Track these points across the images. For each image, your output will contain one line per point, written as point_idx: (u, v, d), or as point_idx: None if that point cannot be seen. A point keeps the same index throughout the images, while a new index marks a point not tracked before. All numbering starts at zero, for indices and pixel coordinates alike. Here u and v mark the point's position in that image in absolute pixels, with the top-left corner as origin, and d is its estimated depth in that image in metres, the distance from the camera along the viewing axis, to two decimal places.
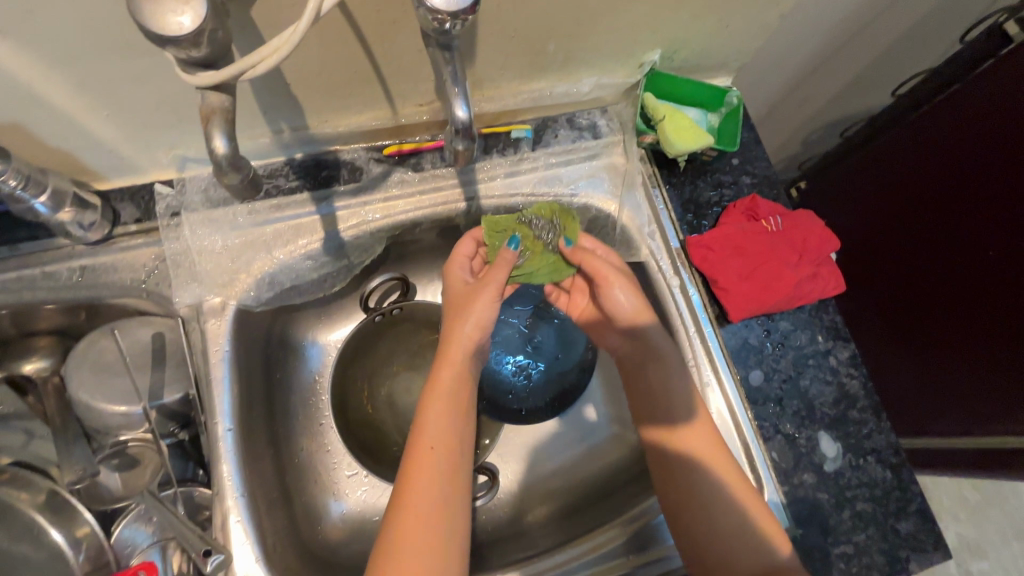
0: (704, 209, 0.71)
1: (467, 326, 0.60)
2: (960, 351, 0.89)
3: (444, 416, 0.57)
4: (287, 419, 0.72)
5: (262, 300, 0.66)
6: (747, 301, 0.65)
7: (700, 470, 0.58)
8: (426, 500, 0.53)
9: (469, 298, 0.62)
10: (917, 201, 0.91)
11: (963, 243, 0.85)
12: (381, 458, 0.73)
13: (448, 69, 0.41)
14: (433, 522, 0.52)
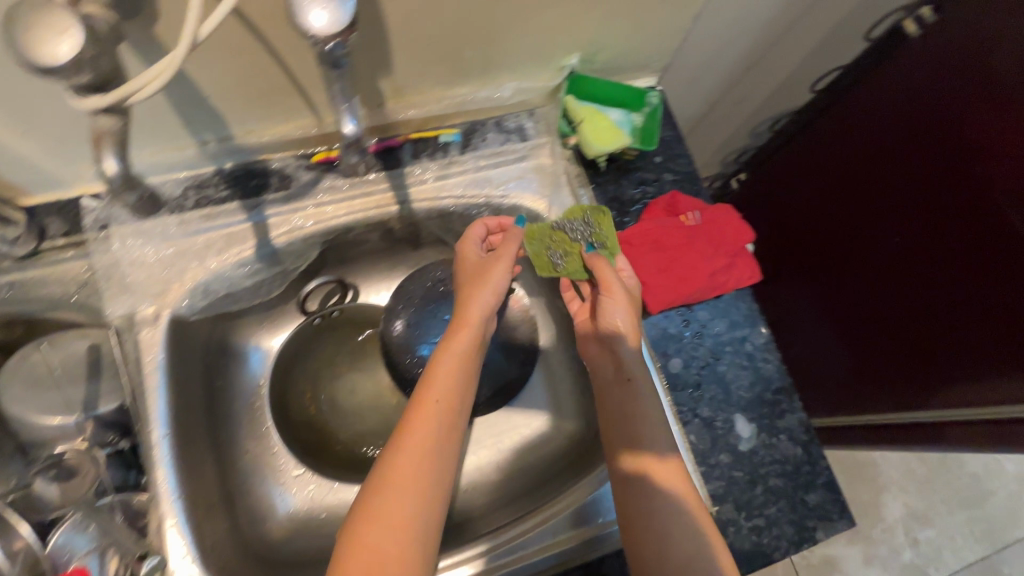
0: (627, 207, 0.75)
1: (482, 297, 0.65)
2: (898, 334, 0.91)
3: (454, 365, 0.62)
4: (229, 423, 0.74)
5: (197, 308, 0.67)
6: (665, 292, 0.69)
7: (654, 482, 0.58)
8: (425, 440, 0.56)
9: (479, 274, 0.66)
10: (860, 181, 0.92)
11: (903, 221, 0.86)
12: (323, 457, 0.76)
13: (338, 85, 0.43)
14: (427, 463, 0.55)
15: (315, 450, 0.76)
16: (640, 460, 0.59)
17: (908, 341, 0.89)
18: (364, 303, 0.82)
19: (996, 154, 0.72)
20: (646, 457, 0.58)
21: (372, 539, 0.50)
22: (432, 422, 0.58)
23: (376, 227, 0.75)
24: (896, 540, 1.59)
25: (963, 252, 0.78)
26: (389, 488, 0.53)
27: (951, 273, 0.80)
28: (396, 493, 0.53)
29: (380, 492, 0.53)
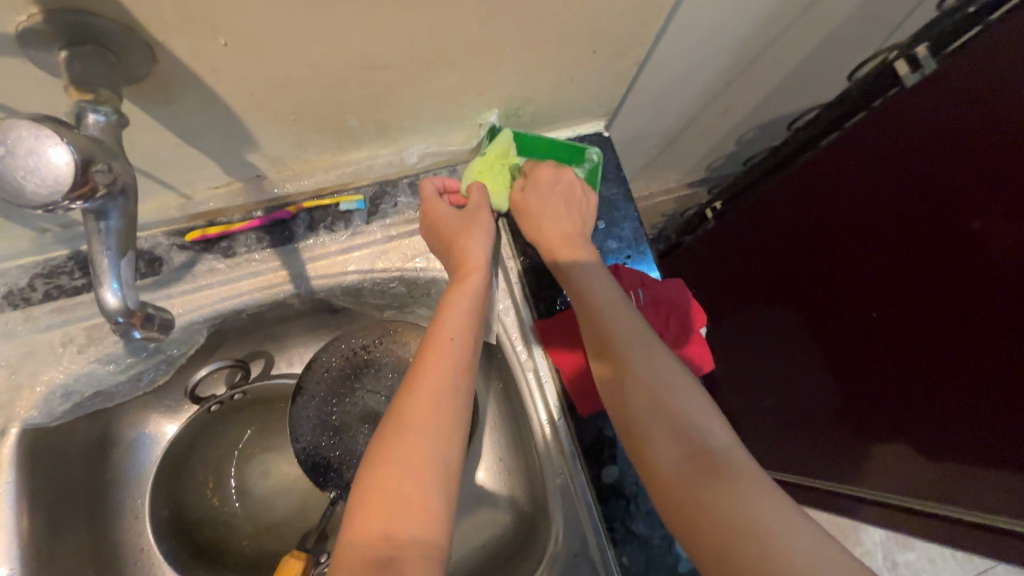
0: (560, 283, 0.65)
1: (479, 246, 0.58)
2: (885, 411, 0.71)
3: (466, 305, 0.55)
4: (114, 524, 0.66)
5: (57, 413, 0.59)
6: (595, 394, 0.60)
7: (671, 395, 0.46)
8: (433, 396, 0.49)
9: (465, 225, 0.58)
10: (825, 227, 0.76)
11: (879, 268, 0.68)
12: (223, 559, 0.68)
13: (99, 239, 0.33)
14: (439, 421, 0.47)
15: (214, 550, 0.68)
16: (641, 365, 0.48)
17: (896, 418, 0.69)
18: (267, 382, 0.71)
19: (978, 179, 0.56)
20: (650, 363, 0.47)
21: (380, 511, 0.42)
22: (440, 375, 0.50)
23: (273, 305, 0.65)
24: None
25: (942, 304, 0.61)
26: (397, 451, 0.45)
27: (931, 331, 0.63)
28: (403, 462, 0.44)
29: (382, 459, 0.45)
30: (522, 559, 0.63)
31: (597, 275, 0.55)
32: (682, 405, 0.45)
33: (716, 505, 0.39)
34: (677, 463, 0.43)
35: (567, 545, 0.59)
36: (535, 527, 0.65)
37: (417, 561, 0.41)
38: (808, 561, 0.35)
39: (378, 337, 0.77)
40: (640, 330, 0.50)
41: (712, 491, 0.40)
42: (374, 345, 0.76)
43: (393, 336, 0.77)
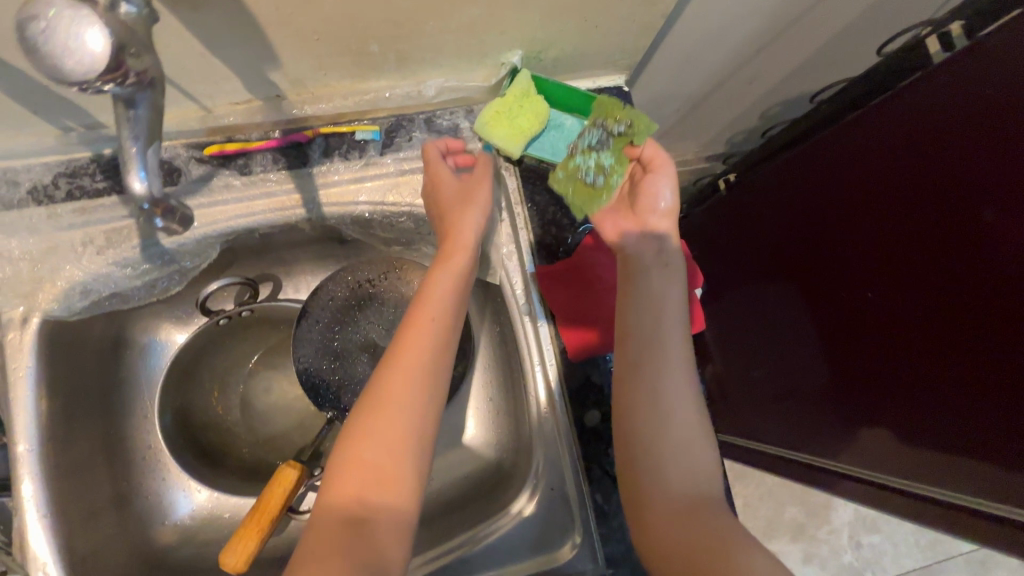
0: (567, 230, 0.66)
1: (469, 227, 0.59)
2: (875, 401, 0.73)
3: (451, 283, 0.56)
4: (124, 419, 0.71)
5: (75, 309, 0.62)
6: (591, 339, 0.63)
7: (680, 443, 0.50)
8: (410, 373, 0.51)
9: (461, 202, 0.60)
10: (846, 206, 0.74)
11: (894, 259, 0.68)
12: (224, 463, 0.73)
13: (126, 129, 0.35)
14: (416, 403, 0.50)
15: (217, 454, 0.73)
16: (662, 394, 0.52)
17: (884, 408, 0.71)
18: (274, 303, 0.74)
19: (1003, 178, 0.56)
20: (668, 400, 0.52)
21: (356, 481, 0.46)
22: (417, 356, 0.52)
23: (285, 228, 0.67)
24: (847, 554, 1.36)
25: (958, 310, 0.61)
26: (373, 428, 0.48)
27: (938, 333, 0.63)
28: (377, 440, 0.48)
29: (361, 436, 0.48)
30: (502, 490, 0.68)
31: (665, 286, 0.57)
32: (696, 454, 0.51)
33: (708, 536, 0.45)
34: (672, 499, 0.49)
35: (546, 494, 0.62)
36: (517, 463, 0.68)
37: (386, 524, 0.46)
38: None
39: (383, 273, 0.79)
40: (684, 366, 0.54)
41: (708, 529, 0.46)
42: (378, 280, 0.79)
43: (398, 273, 0.79)
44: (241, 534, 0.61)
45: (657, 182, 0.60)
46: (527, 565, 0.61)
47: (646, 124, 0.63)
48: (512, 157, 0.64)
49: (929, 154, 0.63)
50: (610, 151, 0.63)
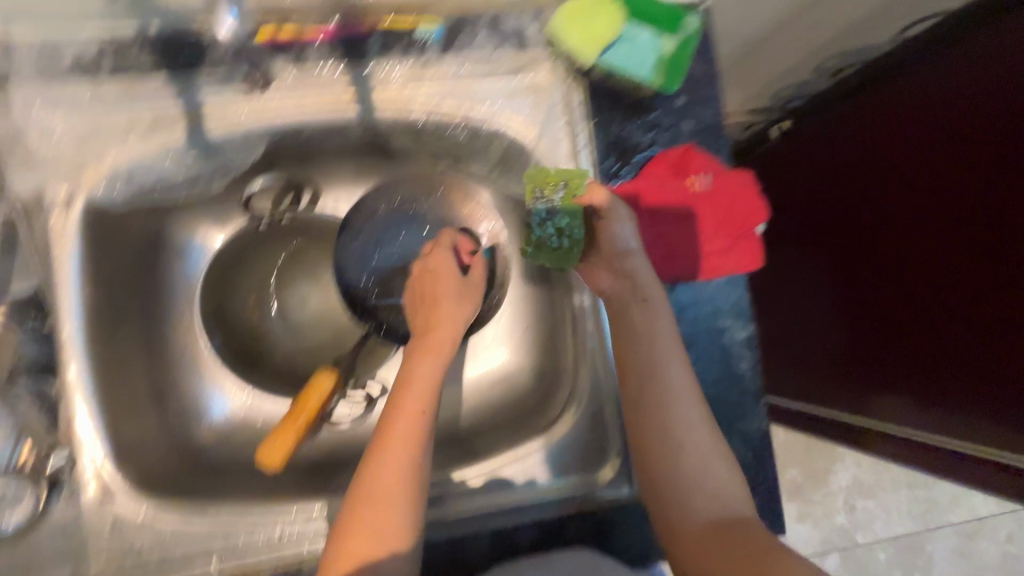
0: (630, 154, 0.62)
1: (444, 322, 0.64)
2: (943, 367, 0.73)
3: (426, 383, 0.58)
4: (161, 318, 0.69)
5: (118, 197, 0.60)
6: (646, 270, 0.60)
7: (703, 466, 0.52)
8: (394, 447, 0.52)
9: (443, 296, 0.66)
10: (915, 173, 0.72)
11: (976, 227, 0.67)
12: (261, 371, 0.73)
13: None
14: (404, 475, 0.51)
15: (255, 363, 0.73)
16: (675, 437, 0.53)
17: (949, 371, 0.73)
18: None
19: None
20: (684, 438, 0.53)
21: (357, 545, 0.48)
22: (403, 426, 0.53)
23: (332, 134, 0.63)
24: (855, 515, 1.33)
25: None
26: (366, 498, 0.50)
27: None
28: (373, 514, 0.49)
29: (354, 517, 0.49)
30: (540, 414, 0.68)
31: (654, 313, 0.58)
32: (711, 474, 0.52)
33: (742, 552, 0.47)
34: (698, 528, 0.50)
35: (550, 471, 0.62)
36: (553, 388, 0.69)
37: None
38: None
39: (425, 193, 0.75)
40: (689, 391, 0.55)
41: (739, 554, 0.47)
42: (420, 200, 0.75)
43: (439, 193, 0.75)
44: (280, 432, 0.62)
45: (617, 228, 0.59)
46: (568, 485, 0.62)
47: (580, 173, 0.61)
48: (583, 68, 0.62)
49: (882, 135, 0.75)
50: (563, 212, 0.63)
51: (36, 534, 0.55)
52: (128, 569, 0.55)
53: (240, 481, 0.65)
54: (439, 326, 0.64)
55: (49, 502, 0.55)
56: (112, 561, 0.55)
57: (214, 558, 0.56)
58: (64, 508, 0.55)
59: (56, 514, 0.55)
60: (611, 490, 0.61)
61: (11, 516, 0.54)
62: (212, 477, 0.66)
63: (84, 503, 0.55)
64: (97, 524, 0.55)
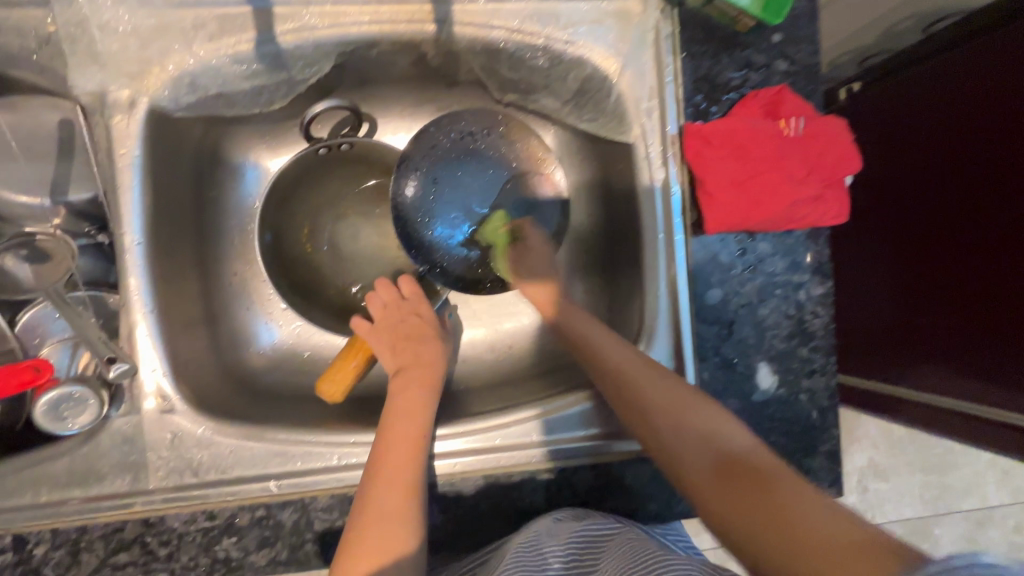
0: (719, 93, 0.59)
1: (432, 352, 0.61)
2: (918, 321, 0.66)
3: (415, 396, 0.56)
4: (217, 240, 0.68)
5: (182, 104, 0.57)
6: (729, 214, 0.57)
7: (702, 421, 0.48)
8: (393, 461, 0.50)
9: (415, 328, 0.63)
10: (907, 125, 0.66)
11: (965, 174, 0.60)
12: (315, 301, 0.71)
13: None
14: (410, 501, 0.48)
15: (308, 294, 0.71)
16: (679, 413, 0.49)
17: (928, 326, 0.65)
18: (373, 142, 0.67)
19: None
20: (678, 413, 0.50)
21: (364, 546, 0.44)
22: (406, 430, 0.53)
23: (404, 50, 0.60)
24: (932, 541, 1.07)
25: None
26: (374, 505, 0.47)
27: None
28: (375, 540, 0.45)
29: (355, 542, 0.45)
30: None
31: (612, 351, 0.55)
32: (692, 422, 0.48)
33: (757, 490, 0.41)
34: (703, 474, 0.45)
35: (546, 431, 0.60)
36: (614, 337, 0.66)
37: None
38: (845, 535, 0.35)
39: (486, 128, 0.70)
40: (681, 395, 0.51)
41: (749, 488, 0.41)
42: (480, 135, 0.69)
43: (500, 129, 0.70)
44: (339, 367, 0.62)
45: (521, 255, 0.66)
46: (585, 435, 0.60)
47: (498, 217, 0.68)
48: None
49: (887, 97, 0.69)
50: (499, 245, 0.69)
51: (97, 442, 0.54)
52: (186, 483, 0.54)
53: (290, 408, 0.63)
54: (416, 348, 0.61)
55: (109, 411, 0.54)
56: (171, 475, 0.54)
57: (272, 483, 0.55)
58: (125, 418, 0.54)
59: (117, 423, 0.54)
60: (623, 441, 0.59)
61: (74, 421, 0.52)
62: (264, 400, 0.64)
63: (144, 415, 0.55)
64: (157, 437, 0.55)
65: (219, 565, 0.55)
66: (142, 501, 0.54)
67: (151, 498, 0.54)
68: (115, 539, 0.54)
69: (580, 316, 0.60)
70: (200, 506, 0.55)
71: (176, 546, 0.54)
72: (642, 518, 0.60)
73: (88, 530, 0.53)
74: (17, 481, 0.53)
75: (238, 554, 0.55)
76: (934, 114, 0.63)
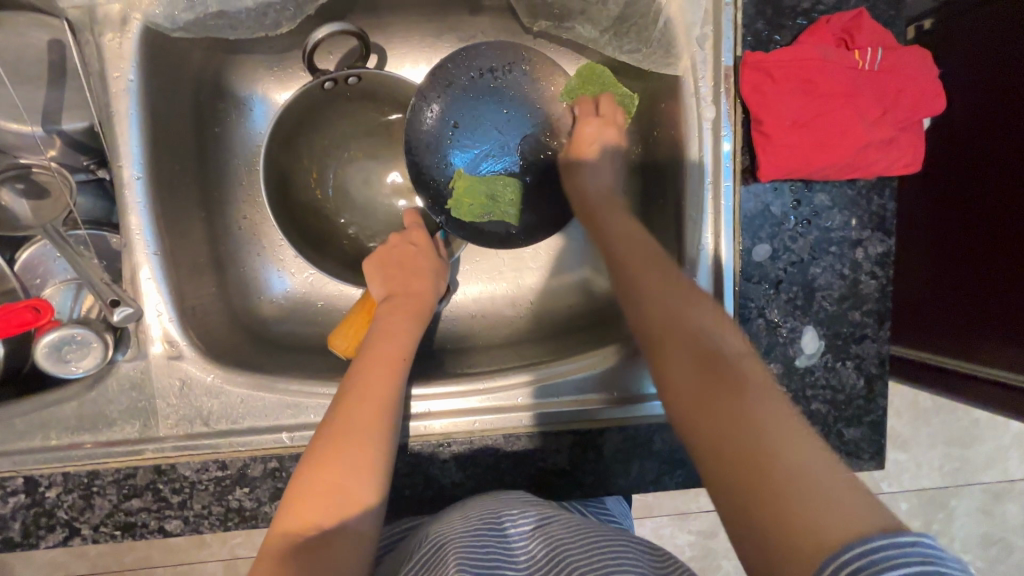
0: (785, 18, 0.52)
1: (422, 287, 0.60)
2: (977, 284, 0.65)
3: (407, 322, 0.56)
4: (223, 180, 0.63)
5: (180, 23, 0.51)
6: (788, 157, 0.51)
7: (694, 329, 0.46)
8: (378, 376, 0.49)
9: (408, 269, 0.61)
10: (996, 69, 0.61)
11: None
12: (326, 250, 0.66)
13: None
14: (382, 418, 0.47)
15: (319, 241, 0.66)
16: (676, 318, 0.47)
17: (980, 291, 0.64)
18: (386, 70, 0.61)
19: None
20: (679, 307, 0.47)
21: (312, 500, 0.42)
22: (394, 347, 0.53)
23: None
24: (982, 524, 0.99)
25: None
26: (348, 425, 0.46)
27: None
28: (341, 452, 0.44)
29: (320, 456, 0.44)
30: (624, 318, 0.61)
31: (632, 246, 0.53)
32: (693, 319, 0.46)
33: (736, 415, 0.38)
34: (687, 369, 0.43)
35: (538, 395, 0.57)
36: None
37: (347, 542, 0.41)
38: (819, 487, 0.33)
39: (507, 64, 0.63)
40: (688, 298, 0.48)
41: (730, 396, 0.39)
42: (501, 72, 0.63)
43: (525, 67, 0.63)
44: (355, 320, 0.59)
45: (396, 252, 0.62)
46: (594, 398, 0.57)
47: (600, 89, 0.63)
48: None
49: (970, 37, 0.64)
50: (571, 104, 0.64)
51: (105, 387, 0.52)
52: (197, 431, 0.53)
53: (301, 358, 0.60)
54: (406, 275, 0.61)
55: (115, 355, 0.52)
56: (181, 423, 0.53)
57: (284, 435, 0.53)
58: (132, 363, 0.52)
59: (124, 368, 0.52)
60: (636, 406, 0.56)
61: (78, 364, 0.49)
62: (275, 350, 0.61)
63: (152, 360, 0.52)
64: (165, 383, 0.52)
65: (233, 514, 0.53)
66: (153, 449, 0.52)
67: (161, 445, 0.52)
68: (127, 486, 0.52)
69: (609, 206, 0.58)
70: (211, 456, 0.53)
71: (189, 495, 0.52)
72: (671, 485, 0.57)
73: (100, 475, 0.51)
74: (27, 423, 0.51)
75: (252, 506, 0.53)
76: (1002, 71, 0.61)
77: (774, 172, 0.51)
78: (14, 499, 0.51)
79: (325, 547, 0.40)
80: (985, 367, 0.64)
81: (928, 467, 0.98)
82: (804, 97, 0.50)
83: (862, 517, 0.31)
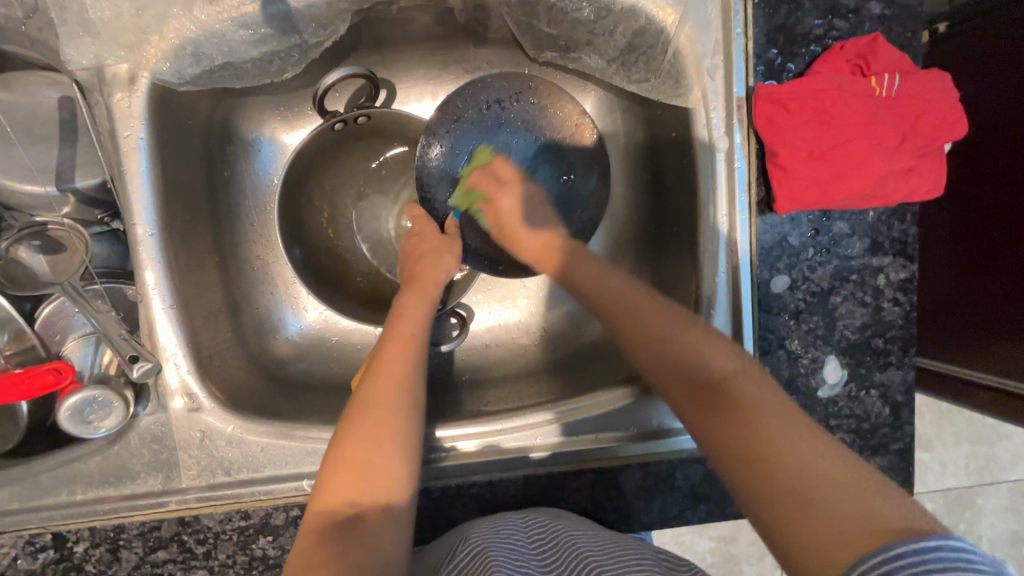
0: (798, 44, 0.52)
1: (440, 267, 0.57)
2: (979, 293, 0.65)
3: (420, 301, 0.54)
4: (235, 224, 0.63)
5: (186, 77, 0.51)
6: (804, 189, 0.50)
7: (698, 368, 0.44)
8: (394, 346, 0.48)
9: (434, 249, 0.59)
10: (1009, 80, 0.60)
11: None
12: (339, 288, 0.66)
13: None
14: (401, 394, 0.44)
15: (331, 279, 0.66)
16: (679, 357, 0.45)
17: (982, 297, 0.65)
18: (392, 108, 0.60)
19: None
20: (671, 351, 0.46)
21: (344, 479, 0.40)
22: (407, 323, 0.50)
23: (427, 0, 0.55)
24: (1010, 524, 0.97)
25: None
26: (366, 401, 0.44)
27: None
28: (368, 428, 0.42)
29: (347, 436, 0.42)
30: None
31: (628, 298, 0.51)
32: (690, 353, 0.45)
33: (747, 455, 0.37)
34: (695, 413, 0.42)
35: (564, 433, 0.56)
36: None
37: (383, 521, 0.39)
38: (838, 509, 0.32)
39: (515, 94, 0.62)
40: (684, 330, 0.47)
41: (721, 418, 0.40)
42: (509, 103, 0.62)
43: (532, 96, 0.62)
44: None
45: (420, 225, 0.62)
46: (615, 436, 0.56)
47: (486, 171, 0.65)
48: None
49: (981, 49, 0.63)
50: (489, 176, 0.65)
51: (127, 441, 0.52)
52: (219, 481, 0.53)
53: (320, 399, 0.60)
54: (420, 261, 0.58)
55: (137, 409, 0.53)
56: (203, 474, 0.53)
57: (305, 482, 0.53)
58: (152, 417, 0.52)
59: (145, 422, 0.52)
60: (662, 442, 0.55)
61: (100, 424, 0.50)
62: (293, 391, 0.61)
63: (172, 413, 0.53)
64: (186, 435, 0.53)
65: (258, 563, 0.53)
66: (177, 500, 0.53)
67: (184, 497, 0.52)
68: (152, 538, 0.52)
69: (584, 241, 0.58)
70: (234, 506, 0.53)
71: (213, 545, 0.53)
72: (695, 521, 0.56)
73: (126, 528, 0.52)
74: (53, 479, 0.52)
75: (276, 553, 0.53)
76: (1012, 83, 0.60)
77: (792, 203, 0.50)
78: (43, 555, 0.52)
79: (360, 529, 0.39)
80: (987, 373, 0.66)
81: (952, 468, 0.96)
82: (818, 129, 0.50)
83: (878, 528, 0.31)
